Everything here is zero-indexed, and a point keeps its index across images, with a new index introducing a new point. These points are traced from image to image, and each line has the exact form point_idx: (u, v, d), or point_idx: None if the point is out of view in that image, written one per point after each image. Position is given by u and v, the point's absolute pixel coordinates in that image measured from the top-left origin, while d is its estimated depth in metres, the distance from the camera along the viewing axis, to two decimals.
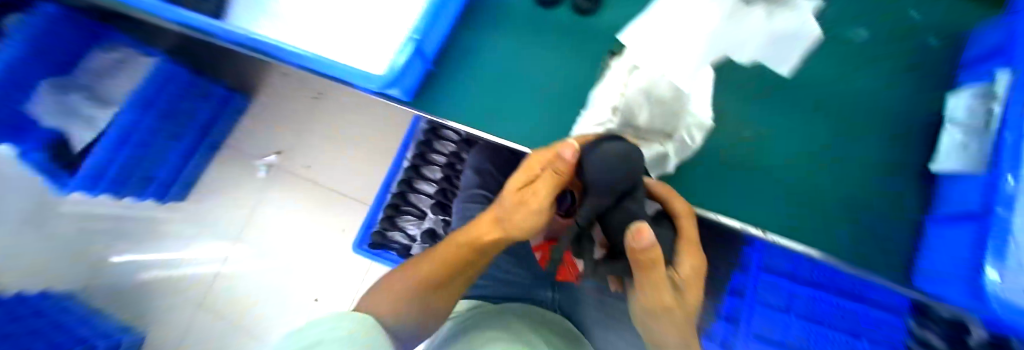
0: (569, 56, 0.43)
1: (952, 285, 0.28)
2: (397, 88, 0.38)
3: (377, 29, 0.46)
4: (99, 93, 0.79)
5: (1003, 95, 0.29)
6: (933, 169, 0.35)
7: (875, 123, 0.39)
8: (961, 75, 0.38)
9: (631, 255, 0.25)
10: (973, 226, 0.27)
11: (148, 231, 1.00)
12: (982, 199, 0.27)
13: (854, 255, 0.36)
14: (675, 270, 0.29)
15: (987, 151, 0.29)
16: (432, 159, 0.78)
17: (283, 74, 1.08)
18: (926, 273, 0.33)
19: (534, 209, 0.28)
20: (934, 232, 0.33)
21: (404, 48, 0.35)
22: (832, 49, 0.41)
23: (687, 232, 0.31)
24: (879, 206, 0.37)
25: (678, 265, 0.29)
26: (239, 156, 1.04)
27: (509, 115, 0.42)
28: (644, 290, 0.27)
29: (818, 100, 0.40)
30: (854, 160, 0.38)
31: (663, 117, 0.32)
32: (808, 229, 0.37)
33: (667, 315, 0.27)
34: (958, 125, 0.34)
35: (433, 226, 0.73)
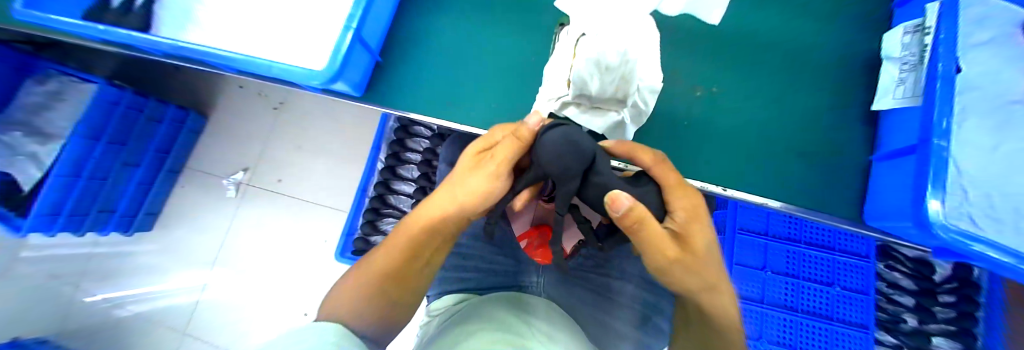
0: (522, 32, 0.42)
1: (896, 217, 0.29)
2: (343, 82, 0.36)
3: (318, 25, 0.43)
4: (37, 128, 0.77)
5: (934, 28, 0.30)
6: (874, 107, 0.37)
7: (825, 68, 0.40)
8: (896, 13, 0.39)
9: (617, 221, 0.24)
10: (914, 158, 0.28)
11: (118, 267, 0.96)
12: (920, 132, 0.28)
13: (811, 201, 0.37)
14: (669, 220, 0.27)
15: (921, 83, 0.30)
16: (406, 158, 0.76)
17: (238, 87, 1.03)
18: (871, 210, 0.34)
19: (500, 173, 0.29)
20: (877, 168, 0.35)
21: (343, 39, 0.33)
22: (769, 13, 0.41)
23: (670, 178, 0.28)
24: (831, 158, 0.38)
25: (674, 212, 0.27)
26: (204, 178, 1.00)
27: (468, 100, 0.41)
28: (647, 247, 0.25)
29: (770, 51, 0.41)
30: (803, 114, 0.39)
31: (613, 83, 0.33)
32: (767, 185, 0.38)
33: (679, 267, 0.26)
34: (895, 61, 0.35)
35: None
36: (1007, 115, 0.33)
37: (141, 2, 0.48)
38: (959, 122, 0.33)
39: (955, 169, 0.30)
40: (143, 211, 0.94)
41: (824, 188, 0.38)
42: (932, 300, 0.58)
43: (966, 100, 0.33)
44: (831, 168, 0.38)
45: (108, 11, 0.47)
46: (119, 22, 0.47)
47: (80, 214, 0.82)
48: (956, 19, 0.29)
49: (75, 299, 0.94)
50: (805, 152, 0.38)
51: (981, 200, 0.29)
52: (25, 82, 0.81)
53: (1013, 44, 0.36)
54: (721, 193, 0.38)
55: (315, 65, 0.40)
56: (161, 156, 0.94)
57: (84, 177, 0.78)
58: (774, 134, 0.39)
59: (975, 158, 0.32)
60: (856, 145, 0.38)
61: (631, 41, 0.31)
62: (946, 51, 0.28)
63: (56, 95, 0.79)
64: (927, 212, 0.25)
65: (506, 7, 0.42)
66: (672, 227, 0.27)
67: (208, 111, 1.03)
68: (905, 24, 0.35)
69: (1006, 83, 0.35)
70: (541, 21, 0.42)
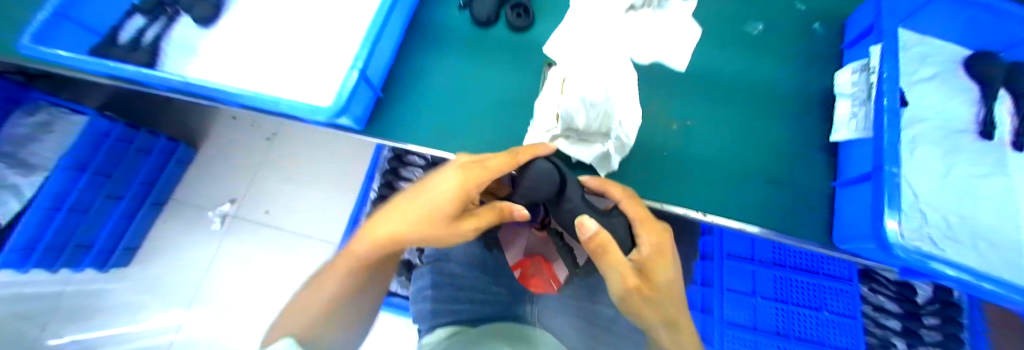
0: (513, 70, 0.45)
1: (861, 239, 0.31)
2: (346, 117, 0.38)
3: (323, 63, 0.46)
4: (20, 159, 0.76)
5: (880, 67, 0.34)
6: (834, 139, 0.40)
7: (789, 103, 0.44)
8: (846, 53, 0.44)
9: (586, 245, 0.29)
10: (870, 184, 0.31)
11: (88, 307, 0.90)
12: (873, 161, 0.31)
13: (787, 226, 0.39)
14: (635, 252, 0.30)
15: (871, 116, 0.33)
16: (399, 187, 0.77)
17: (231, 118, 1.04)
18: (839, 233, 0.36)
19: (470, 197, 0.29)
20: (841, 194, 0.37)
21: (349, 78, 0.35)
22: (731, 53, 0.46)
23: (636, 213, 0.31)
24: (793, 185, 0.41)
25: (640, 246, 0.30)
26: (190, 210, 0.98)
27: (461, 132, 0.42)
28: (612, 273, 0.29)
29: (740, 89, 0.45)
30: (769, 145, 0.42)
31: (597, 119, 0.36)
32: (738, 210, 0.40)
33: (639, 295, 0.28)
34: (849, 97, 0.39)
35: (408, 257, 0.71)
36: (953, 142, 0.37)
37: (148, 41, 0.51)
38: (908, 149, 0.36)
39: (908, 193, 0.33)
40: (122, 246, 0.90)
41: (790, 213, 0.40)
42: (917, 322, 0.60)
43: (914, 130, 0.37)
44: (801, 195, 0.40)
45: (117, 48, 0.49)
46: (125, 59, 0.48)
47: (57, 249, 0.79)
48: (896, 61, 0.33)
49: (36, 342, 0.87)
50: (774, 179, 0.41)
51: (937, 219, 0.32)
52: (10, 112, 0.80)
53: (951, 80, 0.41)
54: (702, 218, 0.39)
55: (320, 100, 0.42)
56: (147, 187, 0.92)
57: (64, 209, 0.76)
58: (747, 162, 0.42)
59: (931, 182, 0.35)
60: (818, 172, 0.41)
61: (609, 84, 0.33)
62: (889, 87, 0.32)
63: (44, 127, 0.78)
64: (887, 231, 0.27)
65: (494, 48, 0.46)
66: (638, 260, 0.30)
67: (197, 142, 1.03)
68: (853, 65, 0.39)
69: (949, 114, 0.39)
70: (527, 59, 0.45)
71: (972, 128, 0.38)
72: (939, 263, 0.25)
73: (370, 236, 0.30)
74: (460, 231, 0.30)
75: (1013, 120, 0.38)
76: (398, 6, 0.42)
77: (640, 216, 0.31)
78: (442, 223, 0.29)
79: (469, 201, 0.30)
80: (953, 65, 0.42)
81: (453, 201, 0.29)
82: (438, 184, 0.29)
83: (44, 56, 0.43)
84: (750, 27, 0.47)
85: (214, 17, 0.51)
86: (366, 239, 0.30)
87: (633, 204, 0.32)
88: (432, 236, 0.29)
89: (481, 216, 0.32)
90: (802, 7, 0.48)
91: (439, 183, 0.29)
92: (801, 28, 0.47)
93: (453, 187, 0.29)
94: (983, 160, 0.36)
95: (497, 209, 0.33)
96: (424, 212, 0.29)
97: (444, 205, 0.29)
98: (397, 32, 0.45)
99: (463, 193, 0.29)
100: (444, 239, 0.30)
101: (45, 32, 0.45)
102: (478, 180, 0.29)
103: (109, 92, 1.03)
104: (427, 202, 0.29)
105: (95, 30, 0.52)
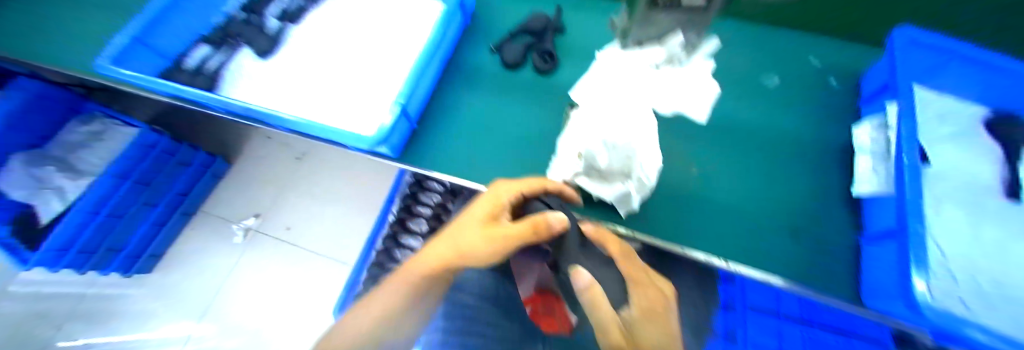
0: (537, 109, 0.47)
1: (888, 297, 0.30)
2: (385, 146, 0.41)
3: (365, 95, 0.51)
4: (71, 164, 0.82)
5: (897, 126, 0.35)
6: (858, 193, 0.39)
7: (807, 154, 0.44)
8: (862, 108, 0.46)
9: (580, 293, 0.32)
10: (894, 242, 0.30)
11: (105, 311, 0.92)
12: (896, 218, 0.31)
13: (812, 279, 0.36)
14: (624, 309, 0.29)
15: (893, 173, 0.34)
16: (417, 212, 0.79)
17: (265, 137, 1.11)
18: (867, 288, 0.34)
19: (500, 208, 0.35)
20: (870, 250, 0.35)
21: (391, 112, 0.39)
22: (748, 103, 0.48)
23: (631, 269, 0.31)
24: (815, 238, 0.38)
25: (631, 305, 0.29)
26: (216, 222, 1.02)
27: (485, 164, 0.44)
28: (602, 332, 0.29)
29: (758, 136, 0.45)
30: (787, 194, 0.42)
31: (618, 161, 0.36)
32: (759, 260, 0.37)
33: None
34: (867, 153, 0.39)
35: None
36: (978, 201, 0.37)
37: (211, 68, 0.57)
38: (934, 207, 0.37)
39: (936, 253, 0.33)
40: (148, 253, 0.94)
41: (814, 267, 0.36)
42: None
43: (935, 187, 0.38)
44: (828, 249, 0.38)
45: (184, 74, 0.56)
46: (189, 84, 0.54)
47: (89, 251, 0.83)
48: (913, 121, 0.34)
49: (51, 343, 0.89)
50: (795, 230, 0.39)
51: (966, 281, 0.32)
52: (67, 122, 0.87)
53: (972, 139, 0.41)
54: (724, 267, 0.36)
55: (363, 130, 0.46)
56: (180, 197, 0.98)
57: (103, 213, 0.81)
58: (767, 209, 0.40)
59: (956, 241, 0.34)
60: (841, 225, 0.39)
61: (620, 139, 0.36)
62: (907, 145, 0.32)
63: (96, 135, 0.86)
64: (914, 291, 0.26)
65: (520, 89, 0.50)
66: (625, 320, 0.28)
67: (231, 157, 1.09)
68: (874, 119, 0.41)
69: (972, 172, 0.39)
70: (551, 100, 0.48)
71: (997, 188, 0.38)
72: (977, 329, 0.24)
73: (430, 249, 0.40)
74: (490, 239, 0.34)
75: None
76: (438, 50, 0.47)
77: (636, 278, 0.31)
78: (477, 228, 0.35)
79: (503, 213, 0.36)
80: (974, 125, 0.42)
81: (484, 214, 0.35)
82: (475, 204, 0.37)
83: (122, 77, 0.48)
84: (767, 82, 0.49)
85: (270, 51, 0.57)
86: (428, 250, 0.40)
87: (625, 263, 0.32)
88: (470, 244, 0.35)
89: (511, 228, 0.34)
90: (816, 63, 0.50)
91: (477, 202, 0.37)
92: (815, 83, 0.49)
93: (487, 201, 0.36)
94: (1012, 221, 0.36)
95: (529, 221, 0.33)
96: (465, 224, 0.36)
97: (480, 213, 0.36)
98: (436, 70, 0.49)
99: (493, 208, 0.35)
100: (480, 248, 0.34)
101: (123, 55, 0.52)
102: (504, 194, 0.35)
103: (162, 108, 1.12)
104: (467, 217, 0.37)
105: (163, 56, 0.58)
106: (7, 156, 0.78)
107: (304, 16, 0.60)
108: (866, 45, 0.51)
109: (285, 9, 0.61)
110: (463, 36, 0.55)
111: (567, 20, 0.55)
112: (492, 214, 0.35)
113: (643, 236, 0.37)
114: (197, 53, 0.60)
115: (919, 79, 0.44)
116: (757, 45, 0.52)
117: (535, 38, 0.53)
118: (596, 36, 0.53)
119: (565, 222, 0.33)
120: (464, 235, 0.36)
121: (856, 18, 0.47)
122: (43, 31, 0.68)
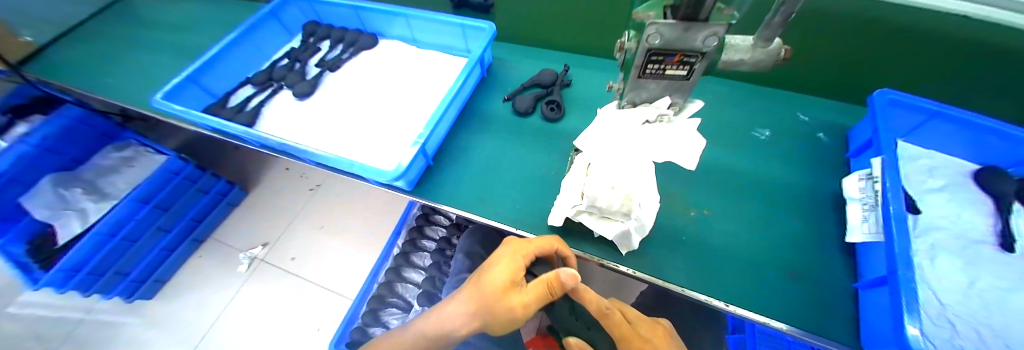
0: (544, 152, 0.51)
1: (885, 342, 0.30)
2: (402, 181, 0.44)
3: (387, 133, 0.56)
4: (97, 186, 0.85)
5: (881, 177, 0.37)
6: (848, 239, 0.39)
7: (802, 197, 0.45)
8: (852, 160, 0.47)
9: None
10: (888, 288, 0.31)
11: (99, 336, 0.91)
12: (886, 264, 0.32)
13: (813, 324, 0.35)
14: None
15: (880, 221, 0.35)
16: (422, 245, 0.81)
17: (284, 169, 1.17)
18: (867, 335, 0.33)
19: (511, 276, 0.37)
20: (867, 296, 0.34)
21: (411, 151, 0.43)
22: (739, 150, 0.51)
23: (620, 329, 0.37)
24: (810, 281, 0.38)
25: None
26: (223, 250, 1.03)
27: (494, 200, 0.47)
28: None
29: (753, 182, 0.47)
30: (780, 235, 0.42)
31: (615, 200, 0.33)
32: (758, 303, 0.37)
33: None
34: (857, 201, 0.40)
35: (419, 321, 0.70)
36: (974, 253, 0.38)
37: (252, 105, 0.63)
38: (927, 257, 0.38)
39: (931, 301, 0.34)
40: (153, 277, 0.94)
41: (811, 312, 0.36)
42: None
43: (925, 235, 0.39)
44: (828, 295, 0.37)
45: (227, 108, 0.62)
46: (232, 118, 0.60)
47: (96, 274, 0.83)
48: (897, 172, 0.36)
49: None
50: (793, 274, 0.39)
51: (967, 331, 0.32)
52: (100, 149, 0.92)
53: (964, 191, 0.43)
54: (724, 309, 0.37)
55: (383, 165, 0.50)
56: (193, 224, 1.00)
57: (118, 237, 0.83)
58: (766, 252, 0.41)
59: (954, 292, 0.35)
60: (838, 270, 0.39)
61: (621, 178, 0.32)
62: (893, 196, 0.34)
63: (128, 161, 0.91)
64: (908, 337, 0.27)
65: (527, 132, 0.54)
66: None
67: (248, 186, 1.14)
68: (864, 170, 0.42)
69: (964, 224, 0.40)
70: (556, 143, 0.52)
71: (990, 240, 0.39)
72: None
73: (442, 316, 0.41)
74: (514, 306, 0.36)
75: None
76: (456, 98, 0.52)
77: (624, 334, 0.36)
78: (493, 298, 0.37)
79: (517, 280, 0.37)
80: (963, 178, 0.44)
81: (504, 281, 0.37)
82: (493, 269, 0.38)
83: (169, 110, 0.55)
84: (758, 131, 0.53)
85: (310, 93, 0.63)
86: (440, 314, 0.42)
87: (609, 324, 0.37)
88: (495, 311, 0.37)
89: (530, 292, 0.36)
90: (805, 118, 0.54)
91: (492, 272, 0.38)
92: (805, 133, 0.52)
93: (504, 273, 0.37)
94: (1009, 274, 0.36)
95: (544, 281, 0.36)
96: (484, 292, 0.37)
97: (496, 283, 0.37)
98: (453, 116, 0.55)
99: (511, 274, 0.37)
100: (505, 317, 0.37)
101: (174, 89, 0.58)
102: (517, 264, 0.37)
103: (194, 139, 1.21)
104: (485, 283, 0.37)
105: (212, 94, 0.66)
106: (42, 176, 0.81)
107: (341, 65, 0.68)
108: (848, 104, 0.55)
109: (325, 59, 0.69)
110: (479, 86, 0.61)
111: (573, 76, 0.61)
112: (511, 280, 0.37)
113: (644, 275, 0.39)
114: (241, 93, 0.67)
115: (902, 133, 0.47)
116: (747, 101, 0.57)
117: (543, 89, 0.59)
118: (596, 88, 0.59)
119: (576, 277, 0.35)
120: (487, 303, 0.37)
121: (831, 83, 0.53)
122: (112, 72, 0.77)
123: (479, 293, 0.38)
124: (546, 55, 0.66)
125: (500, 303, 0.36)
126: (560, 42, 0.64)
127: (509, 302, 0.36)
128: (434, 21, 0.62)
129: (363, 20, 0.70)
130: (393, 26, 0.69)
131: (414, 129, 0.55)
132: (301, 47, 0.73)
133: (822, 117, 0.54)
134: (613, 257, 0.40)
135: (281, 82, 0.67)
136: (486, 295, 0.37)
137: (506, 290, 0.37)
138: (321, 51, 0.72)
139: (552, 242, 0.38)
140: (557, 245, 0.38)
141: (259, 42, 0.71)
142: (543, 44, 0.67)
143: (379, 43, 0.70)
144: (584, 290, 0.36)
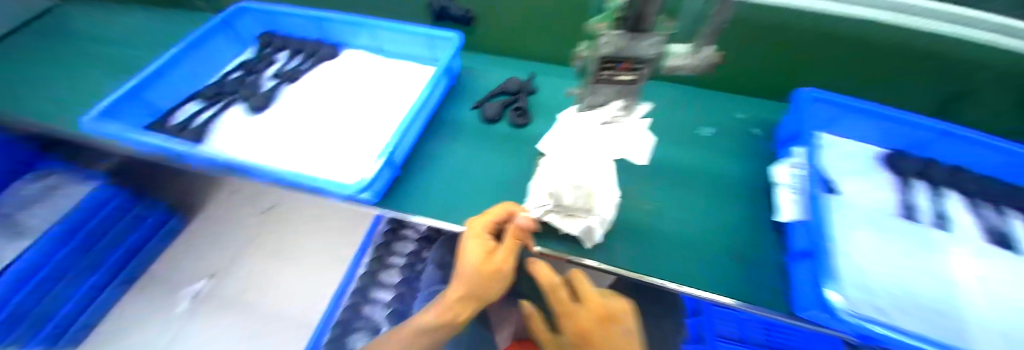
0: (512, 156, 0.53)
1: (812, 307, 0.34)
2: (369, 193, 0.44)
3: (351, 146, 0.54)
4: None
5: (799, 165, 0.45)
6: (779, 218, 0.43)
7: (742, 185, 0.50)
8: (778, 151, 0.53)
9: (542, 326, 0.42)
10: (810, 261, 0.36)
11: None
12: (808, 239, 0.37)
13: (753, 297, 0.39)
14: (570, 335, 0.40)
15: (806, 204, 0.40)
16: (389, 262, 0.73)
17: None
18: (797, 302, 0.37)
19: (485, 254, 0.35)
20: (795, 268, 0.38)
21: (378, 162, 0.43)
22: (689, 149, 0.55)
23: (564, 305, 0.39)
24: (755, 266, 0.42)
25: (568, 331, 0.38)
26: None
27: (466, 207, 0.47)
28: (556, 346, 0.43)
29: (701, 175, 0.52)
30: (728, 222, 0.46)
31: (579, 198, 0.35)
32: (708, 283, 0.40)
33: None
34: (786, 187, 0.45)
35: None
36: (886, 224, 0.44)
37: (199, 122, 0.59)
38: (849, 230, 0.43)
39: (852, 268, 0.39)
40: None
41: (751, 289, 0.39)
42: None
43: (849, 214, 0.45)
44: (766, 272, 0.41)
45: (170, 126, 0.58)
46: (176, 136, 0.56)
47: None
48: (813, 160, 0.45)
49: None
50: (742, 257, 0.42)
51: (883, 292, 0.37)
52: None
53: (871, 173, 0.50)
54: (679, 289, 0.39)
55: (346, 178, 0.49)
56: None
57: None
58: (718, 239, 0.44)
59: (871, 258, 0.41)
60: (776, 251, 0.43)
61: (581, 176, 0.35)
62: (810, 179, 0.43)
63: None
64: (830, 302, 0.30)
65: (494, 138, 0.55)
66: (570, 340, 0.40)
67: None
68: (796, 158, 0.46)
69: (877, 201, 0.47)
70: (521, 147, 0.54)
71: (896, 211, 0.46)
72: (877, 325, 0.29)
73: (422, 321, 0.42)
74: (496, 271, 0.35)
75: (933, 204, 0.46)
76: (424, 108, 0.53)
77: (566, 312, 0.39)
78: (478, 273, 0.36)
79: (491, 249, 0.36)
80: (872, 162, 0.51)
81: (480, 258, 0.35)
82: (463, 255, 0.36)
83: (104, 131, 0.51)
84: (705, 129, 0.58)
85: (265, 107, 0.61)
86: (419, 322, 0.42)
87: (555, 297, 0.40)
88: (481, 283, 0.36)
89: (505, 250, 0.36)
90: (741, 116, 0.60)
91: (465, 256, 0.36)
92: (742, 129, 0.58)
93: (478, 253, 0.35)
94: (913, 240, 0.43)
95: (510, 236, 0.36)
96: (468, 274, 0.36)
97: (475, 262, 0.35)
98: (419, 126, 0.55)
99: (483, 248, 0.36)
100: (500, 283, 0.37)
101: (107, 108, 0.54)
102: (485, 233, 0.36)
103: None
104: (465, 267, 0.36)
105: (152, 111, 0.61)
106: None
107: (300, 76, 0.66)
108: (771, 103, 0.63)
109: (282, 70, 0.67)
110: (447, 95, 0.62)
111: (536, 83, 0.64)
112: (486, 252, 0.36)
113: (610, 267, 0.39)
114: (186, 109, 0.62)
115: (823, 126, 0.54)
116: (693, 101, 0.63)
117: (511, 96, 0.61)
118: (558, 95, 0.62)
119: (531, 219, 0.36)
120: (472, 279, 0.36)
121: (759, 82, 0.60)
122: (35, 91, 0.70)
123: (463, 281, 0.37)
124: (510, 64, 0.69)
125: (482, 274, 0.35)
126: (523, 50, 0.67)
127: (491, 270, 0.36)
128: (402, 31, 0.63)
129: (323, 30, 0.69)
130: (357, 37, 0.68)
131: (380, 139, 0.54)
132: (255, 58, 0.70)
133: (755, 114, 0.61)
134: (577, 251, 0.41)
135: (235, 97, 0.63)
136: (472, 277, 0.36)
137: (485, 256, 0.36)
138: (277, 63, 0.69)
139: (505, 207, 0.37)
140: (510, 207, 0.37)
141: (204, 56, 0.67)
142: (507, 53, 0.69)
143: (341, 53, 0.69)
144: (534, 264, 0.41)
